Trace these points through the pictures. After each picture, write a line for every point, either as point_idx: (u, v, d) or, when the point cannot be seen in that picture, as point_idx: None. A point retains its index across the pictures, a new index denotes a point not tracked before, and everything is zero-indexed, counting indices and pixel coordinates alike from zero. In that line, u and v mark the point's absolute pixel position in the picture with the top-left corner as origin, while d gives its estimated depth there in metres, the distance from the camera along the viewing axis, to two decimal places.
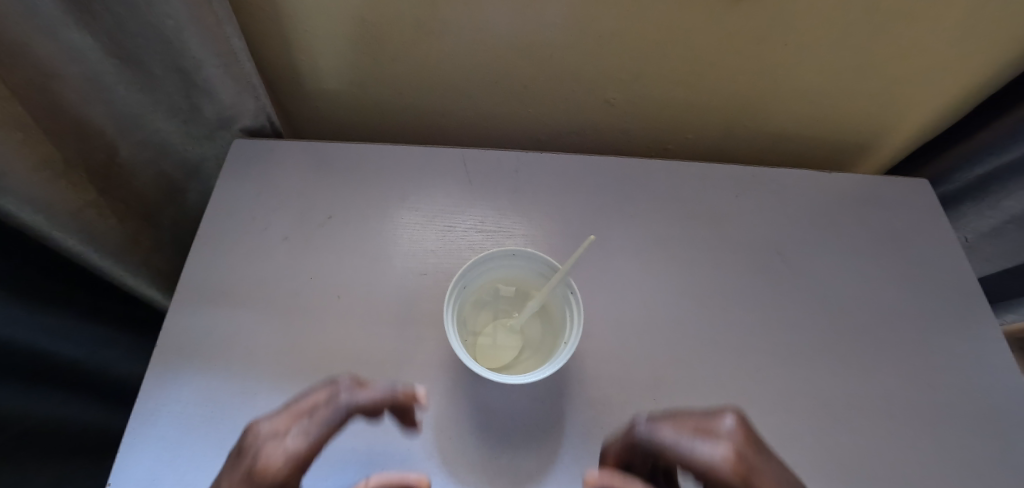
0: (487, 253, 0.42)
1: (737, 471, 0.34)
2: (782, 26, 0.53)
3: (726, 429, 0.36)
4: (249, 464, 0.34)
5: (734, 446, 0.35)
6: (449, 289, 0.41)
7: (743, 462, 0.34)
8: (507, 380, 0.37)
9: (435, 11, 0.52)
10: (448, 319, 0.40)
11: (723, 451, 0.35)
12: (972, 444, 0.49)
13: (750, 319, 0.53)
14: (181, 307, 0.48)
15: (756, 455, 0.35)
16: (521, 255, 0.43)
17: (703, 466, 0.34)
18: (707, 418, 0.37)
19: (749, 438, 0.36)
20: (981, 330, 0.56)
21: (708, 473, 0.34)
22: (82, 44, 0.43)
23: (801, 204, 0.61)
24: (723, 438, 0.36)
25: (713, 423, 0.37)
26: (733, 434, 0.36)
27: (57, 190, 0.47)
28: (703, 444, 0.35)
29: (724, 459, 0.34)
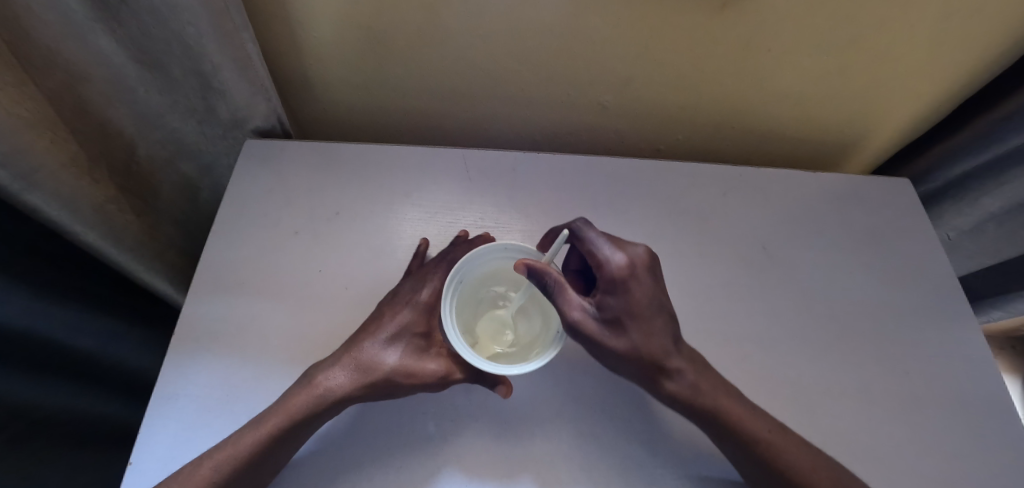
0: (480, 249, 0.43)
1: (625, 267, 0.50)
2: (766, 33, 0.56)
3: (634, 252, 0.52)
4: (405, 299, 0.49)
5: (632, 262, 0.51)
6: (445, 287, 0.42)
7: (636, 265, 0.51)
8: (507, 371, 0.38)
9: (437, 18, 0.55)
10: (446, 315, 0.41)
11: (622, 261, 0.50)
12: (947, 429, 0.52)
13: (736, 311, 0.56)
14: (197, 297, 0.50)
15: (642, 276, 0.51)
16: (512, 248, 0.44)
17: (607, 260, 0.49)
18: (623, 243, 0.52)
19: (643, 265, 0.52)
20: (957, 322, 0.58)
21: (610, 264, 0.49)
22: (109, 49, 0.47)
23: (786, 202, 0.64)
24: (628, 255, 0.51)
25: (625, 247, 0.52)
26: (634, 257, 0.51)
27: (81, 186, 0.51)
28: (614, 252, 0.50)
29: (619, 263, 0.50)
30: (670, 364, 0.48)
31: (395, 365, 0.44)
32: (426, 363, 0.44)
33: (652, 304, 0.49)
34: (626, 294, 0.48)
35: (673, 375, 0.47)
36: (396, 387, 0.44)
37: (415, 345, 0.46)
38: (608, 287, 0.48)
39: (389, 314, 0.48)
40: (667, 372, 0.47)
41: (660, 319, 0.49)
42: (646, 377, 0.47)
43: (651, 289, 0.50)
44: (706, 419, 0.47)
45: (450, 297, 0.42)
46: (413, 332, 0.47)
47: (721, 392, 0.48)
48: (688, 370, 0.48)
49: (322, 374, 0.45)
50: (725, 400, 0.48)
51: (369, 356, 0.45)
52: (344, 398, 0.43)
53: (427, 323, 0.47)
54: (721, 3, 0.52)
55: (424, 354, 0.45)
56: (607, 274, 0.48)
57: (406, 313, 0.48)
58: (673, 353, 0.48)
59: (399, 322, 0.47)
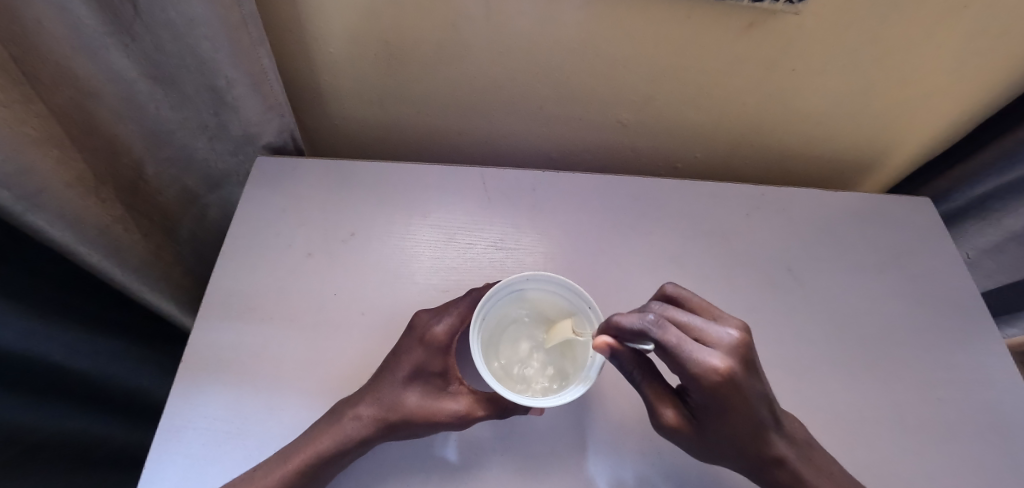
0: (499, 282, 0.41)
1: (724, 374, 0.32)
2: (790, 53, 0.55)
3: (729, 343, 0.33)
4: (420, 334, 0.44)
5: (732, 360, 0.32)
6: (472, 324, 0.40)
7: (739, 361, 0.33)
8: (548, 403, 0.36)
9: (456, 35, 0.53)
10: (475, 353, 0.39)
11: (719, 366, 0.32)
12: (984, 458, 0.50)
13: (764, 335, 0.54)
14: (206, 322, 0.48)
15: (747, 376, 0.33)
16: (534, 278, 0.42)
17: (697, 366, 0.32)
18: (710, 329, 0.34)
19: (745, 356, 0.33)
20: (988, 345, 0.57)
21: (702, 373, 0.32)
22: (120, 66, 0.45)
23: (809, 222, 0.63)
24: (721, 349, 0.33)
25: (714, 336, 0.33)
26: (733, 348, 0.33)
27: (87, 205, 0.49)
28: (704, 351, 0.32)
29: (714, 370, 0.32)
30: (773, 456, 0.39)
31: (414, 407, 0.41)
32: (446, 404, 0.41)
33: (763, 398, 0.35)
34: (736, 398, 0.33)
35: (776, 464, 0.39)
36: (416, 428, 0.41)
37: (435, 387, 0.42)
38: (707, 394, 0.33)
39: (402, 351, 0.43)
40: (772, 463, 0.39)
41: (770, 408, 0.36)
42: (751, 468, 0.39)
43: (760, 382, 0.34)
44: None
45: (477, 333, 0.40)
46: (431, 371, 0.43)
47: (827, 477, 0.40)
48: (794, 452, 0.39)
49: (339, 414, 0.42)
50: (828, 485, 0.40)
51: (387, 396, 0.41)
52: (363, 441, 0.40)
53: (444, 360, 0.43)
54: (746, 24, 0.52)
55: (444, 394, 0.42)
56: (698, 383, 0.33)
57: (421, 350, 0.43)
58: (778, 439, 0.38)
59: (415, 361, 0.43)
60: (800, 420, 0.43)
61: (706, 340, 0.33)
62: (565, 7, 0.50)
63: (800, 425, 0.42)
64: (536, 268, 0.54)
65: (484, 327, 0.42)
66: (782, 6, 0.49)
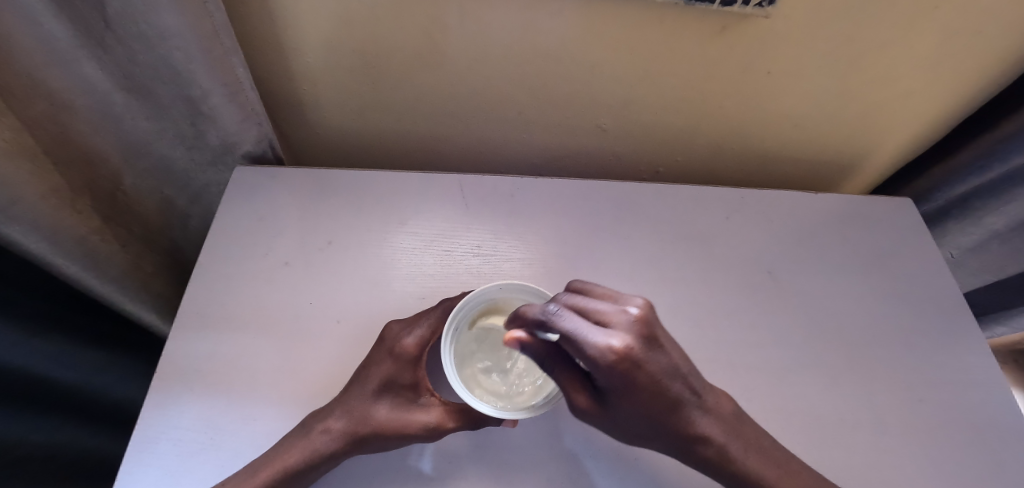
0: (473, 291, 0.41)
1: (621, 352, 0.32)
2: (764, 56, 0.55)
3: (627, 321, 0.33)
4: (390, 346, 0.43)
5: (630, 338, 0.33)
6: (444, 333, 0.39)
7: (639, 338, 0.33)
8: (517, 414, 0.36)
9: (431, 43, 0.54)
10: (446, 363, 0.38)
11: (615, 344, 0.32)
12: (966, 459, 0.50)
13: (743, 337, 0.54)
14: (182, 332, 0.48)
15: (647, 353, 0.33)
16: (507, 287, 0.42)
17: (595, 348, 0.32)
18: (610, 310, 0.34)
19: (645, 333, 0.33)
20: (970, 345, 0.57)
21: (600, 354, 0.32)
22: (93, 78, 0.45)
23: (788, 224, 0.63)
24: (619, 328, 0.33)
25: (613, 316, 0.33)
26: (631, 324, 0.33)
27: (62, 216, 0.49)
28: (602, 333, 0.32)
29: (611, 350, 0.32)
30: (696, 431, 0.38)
31: (384, 420, 0.41)
32: (417, 415, 0.41)
33: (671, 370, 0.35)
34: (639, 372, 0.33)
35: (703, 441, 0.39)
36: (386, 442, 0.41)
37: (406, 398, 0.42)
38: (606, 373, 0.32)
39: (373, 362, 0.43)
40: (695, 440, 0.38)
41: (683, 383, 0.36)
42: (674, 448, 0.39)
43: (666, 357, 0.34)
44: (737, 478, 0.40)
45: (449, 343, 0.40)
46: (401, 383, 0.43)
47: (756, 454, 0.41)
48: (724, 433, 0.40)
49: (309, 427, 0.41)
50: (758, 459, 0.41)
51: (356, 410, 0.41)
52: (332, 455, 0.40)
53: (415, 373, 0.43)
54: (718, 27, 0.52)
55: (414, 405, 0.42)
56: (596, 363, 0.32)
57: (391, 362, 0.43)
58: (701, 416, 0.38)
59: (384, 374, 0.42)
60: (730, 396, 0.42)
61: (606, 322, 0.33)
62: (538, 13, 0.51)
63: (728, 402, 0.41)
64: (513, 274, 0.54)
65: (457, 336, 0.42)
66: (753, 10, 0.49)
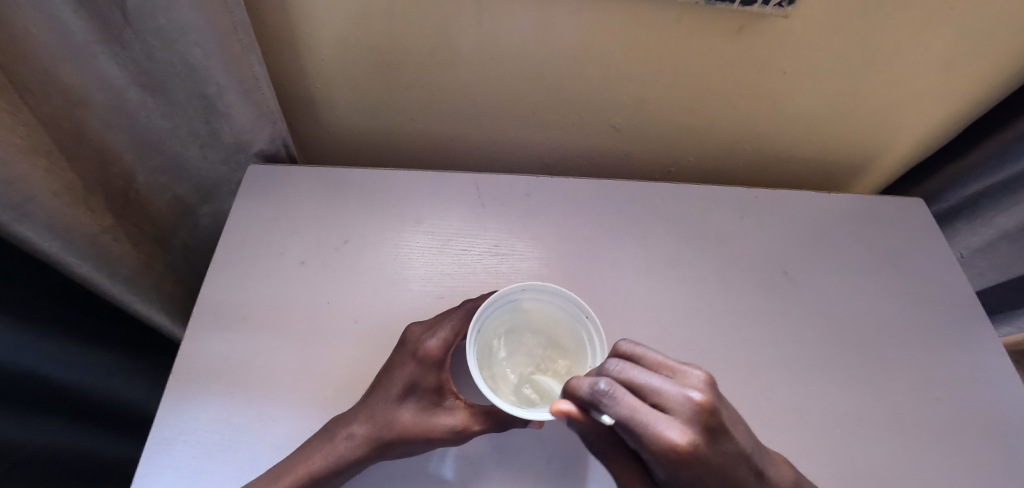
0: (497, 291, 0.41)
1: (683, 449, 0.30)
2: (780, 57, 0.55)
3: (688, 410, 0.31)
4: (412, 349, 0.43)
5: (693, 431, 0.31)
6: (469, 333, 0.39)
7: (701, 429, 0.31)
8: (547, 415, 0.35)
9: (448, 42, 0.54)
10: (472, 363, 0.38)
11: (677, 440, 0.30)
12: (984, 458, 0.50)
13: (761, 337, 0.54)
14: (198, 332, 0.47)
15: (709, 443, 0.31)
16: (530, 287, 0.42)
17: (656, 441, 0.30)
18: (670, 394, 0.32)
19: (707, 422, 0.31)
20: (985, 344, 0.57)
21: (660, 447, 0.30)
22: (110, 74, 0.45)
23: (802, 225, 0.63)
24: (680, 419, 0.31)
25: (673, 401, 0.32)
26: (693, 413, 0.31)
27: (75, 214, 0.48)
28: (663, 423, 0.31)
29: (673, 445, 0.30)
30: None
31: (409, 424, 0.40)
32: (441, 419, 0.40)
33: (736, 457, 0.33)
34: (702, 467, 0.31)
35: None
36: (411, 446, 0.40)
37: (429, 402, 0.41)
38: (668, 468, 0.31)
39: (395, 366, 0.43)
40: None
41: (747, 467, 0.34)
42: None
43: (729, 443, 0.32)
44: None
45: (474, 343, 0.40)
46: (424, 386, 0.42)
47: None
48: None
49: (332, 432, 0.41)
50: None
51: (380, 415, 0.41)
52: (357, 461, 0.40)
53: (439, 376, 0.42)
54: (736, 27, 0.52)
55: (438, 408, 0.41)
56: (655, 455, 0.31)
57: (414, 365, 0.42)
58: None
59: (407, 377, 0.42)
60: (790, 462, 0.39)
61: (665, 406, 0.32)
62: (557, 12, 0.50)
63: (788, 469, 0.38)
64: (531, 273, 0.54)
65: (480, 337, 0.41)
66: (772, 10, 0.49)
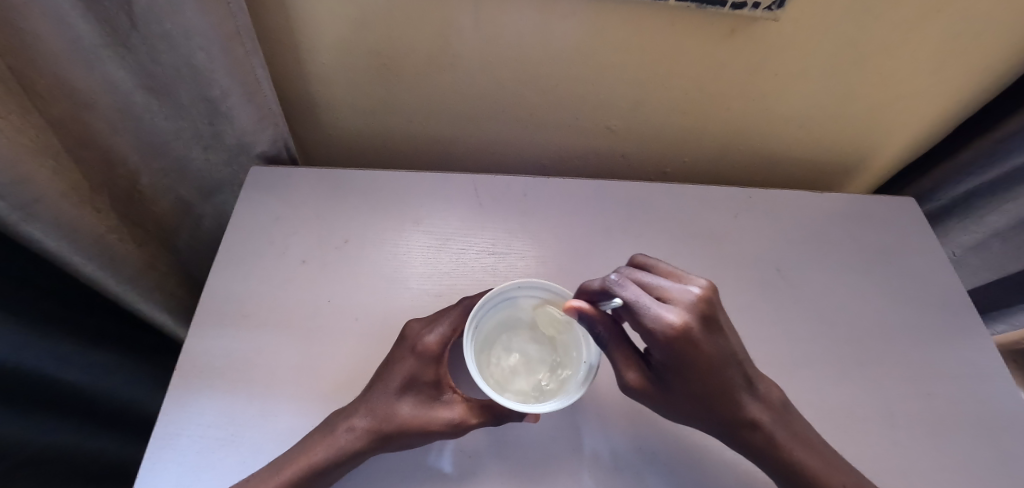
0: (493, 288, 0.42)
1: (678, 326, 0.35)
2: (772, 59, 0.56)
3: (687, 299, 0.36)
4: (412, 344, 0.44)
5: (688, 315, 0.36)
6: (466, 326, 0.40)
7: (697, 315, 0.36)
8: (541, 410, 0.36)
9: (446, 45, 0.55)
10: (468, 356, 0.39)
11: (673, 318, 0.35)
12: (975, 453, 0.51)
13: (754, 334, 0.55)
14: (201, 330, 0.48)
15: (705, 330, 0.36)
16: (526, 286, 0.43)
17: (654, 319, 0.35)
18: (672, 288, 0.37)
19: (704, 312, 0.36)
20: (976, 341, 0.58)
21: (658, 324, 0.35)
22: (116, 77, 0.46)
23: (795, 224, 0.64)
24: (679, 306, 0.36)
25: (674, 293, 0.37)
26: (690, 303, 0.36)
27: (81, 215, 0.49)
28: (660, 307, 0.36)
29: (669, 323, 0.35)
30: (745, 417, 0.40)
31: (408, 417, 0.41)
32: (439, 412, 0.41)
33: (728, 354, 0.38)
34: (694, 348, 0.36)
35: (751, 427, 0.40)
36: (409, 439, 0.41)
37: (428, 396, 0.42)
38: (663, 346, 0.36)
39: (395, 361, 0.44)
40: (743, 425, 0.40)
41: (737, 367, 0.39)
42: (720, 431, 0.40)
43: (722, 337, 0.37)
44: (784, 468, 0.40)
45: (470, 337, 0.41)
46: (423, 381, 0.43)
47: (801, 443, 0.41)
48: (770, 419, 0.41)
49: (333, 425, 0.42)
50: (804, 449, 0.41)
51: (380, 408, 0.41)
52: (357, 452, 0.41)
53: (437, 370, 0.43)
54: (728, 31, 0.53)
55: (437, 402, 0.42)
56: (655, 335, 0.36)
57: (414, 360, 0.43)
58: (751, 402, 0.40)
59: (407, 371, 0.43)
60: (779, 387, 0.43)
61: (667, 297, 0.37)
62: (552, 15, 0.52)
63: (777, 392, 0.42)
64: (527, 271, 0.54)
65: (477, 332, 0.42)
66: (763, 13, 0.51)
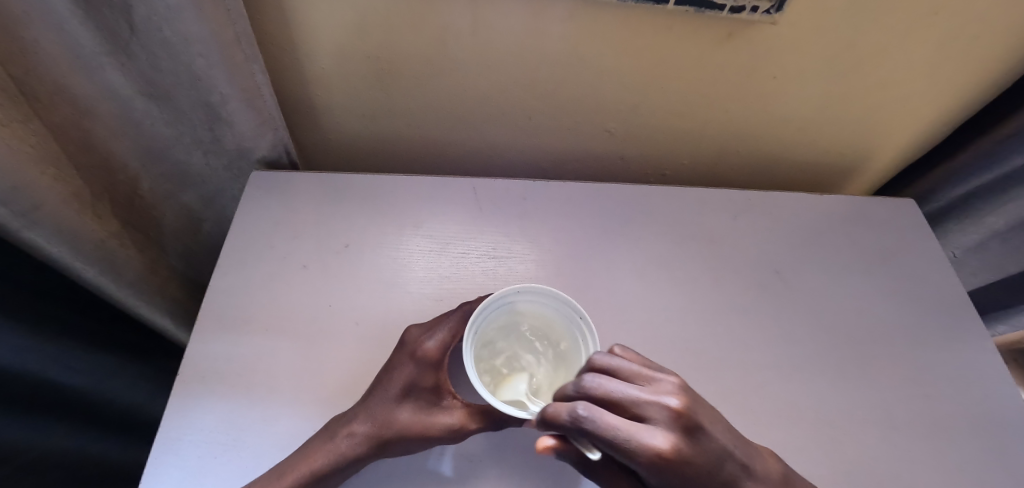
0: (492, 294, 0.41)
1: (667, 454, 0.32)
2: (770, 62, 0.57)
3: (666, 417, 0.33)
4: (411, 350, 0.44)
5: (675, 437, 0.32)
6: (465, 333, 0.40)
7: (681, 432, 0.33)
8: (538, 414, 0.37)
9: (445, 50, 0.55)
10: (467, 362, 0.39)
11: (660, 445, 0.32)
12: (975, 454, 0.51)
13: (753, 336, 0.55)
14: (201, 335, 0.48)
15: (692, 444, 0.33)
16: (525, 290, 0.42)
17: (642, 452, 0.32)
18: (646, 404, 0.33)
19: (686, 425, 0.33)
20: (975, 342, 0.58)
21: (647, 457, 0.32)
22: (116, 83, 0.46)
23: (794, 226, 0.64)
24: (661, 426, 0.33)
25: (652, 410, 0.33)
26: (670, 420, 0.33)
27: (83, 221, 0.49)
28: (644, 434, 0.32)
29: (658, 451, 0.32)
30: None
31: (407, 423, 0.41)
32: (439, 417, 0.42)
33: (719, 455, 0.35)
34: (687, 470, 0.33)
35: None
36: (409, 444, 0.41)
37: (427, 401, 0.43)
38: (654, 474, 0.33)
39: (394, 366, 0.44)
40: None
41: (732, 461, 0.36)
42: None
43: (711, 442, 0.34)
44: None
45: (470, 343, 0.40)
46: (422, 386, 0.43)
47: None
48: None
49: (332, 431, 0.42)
50: None
51: (379, 414, 0.42)
52: (357, 458, 0.41)
53: (436, 375, 0.43)
54: (725, 34, 0.53)
55: (436, 408, 0.42)
56: (643, 465, 0.32)
57: (413, 366, 0.43)
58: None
59: (406, 378, 0.43)
60: (777, 454, 0.41)
61: (646, 416, 0.33)
62: (550, 19, 0.52)
63: (776, 462, 0.40)
64: (527, 275, 0.55)
65: (476, 337, 0.42)
66: (760, 17, 0.51)
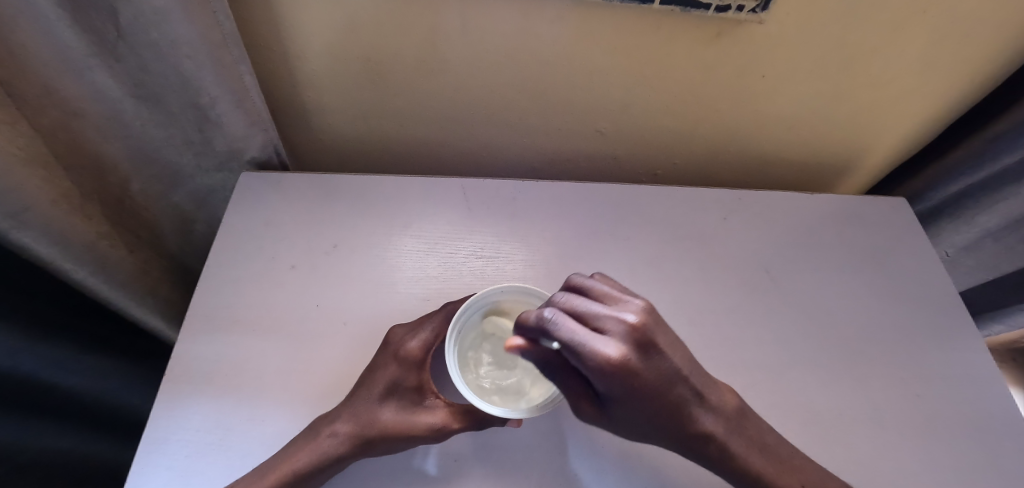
0: (476, 293, 0.42)
1: (617, 362, 0.32)
2: (759, 61, 0.56)
3: (622, 330, 0.33)
4: (395, 350, 0.44)
5: (626, 348, 0.32)
6: (449, 330, 0.41)
7: (635, 346, 0.33)
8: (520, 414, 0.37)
9: (433, 50, 0.55)
10: (450, 360, 0.40)
11: (612, 354, 0.31)
12: (965, 453, 0.51)
13: (743, 336, 0.55)
14: (190, 335, 0.49)
15: (645, 359, 0.33)
16: (510, 290, 0.43)
17: (592, 357, 0.31)
18: (606, 317, 0.33)
19: (640, 341, 0.33)
20: (967, 341, 0.58)
21: (596, 362, 0.31)
22: (105, 85, 0.46)
23: (785, 225, 0.64)
24: (615, 338, 0.32)
25: (609, 323, 0.33)
26: (626, 334, 0.32)
27: (72, 222, 0.50)
28: (597, 341, 0.32)
29: (608, 359, 0.31)
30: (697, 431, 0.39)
31: (390, 423, 0.41)
32: (422, 417, 0.42)
33: (672, 378, 0.35)
34: (636, 381, 0.33)
35: (705, 439, 0.40)
36: (393, 444, 0.41)
37: (411, 401, 0.43)
38: (603, 381, 0.32)
39: (378, 366, 0.44)
40: (696, 438, 0.39)
41: (686, 385, 0.37)
42: (676, 444, 0.40)
43: (665, 363, 0.34)
44: (737, 471, 0.41)
45: (454, 340, 0.41)
46: (405, 386, 0.43)
47: (758, 449, 0.42)
48: (723, 428, 0.40)
49: (316, 431, 0.42)
50: (761, 454, 0.42)
51: (363, 413, 0.42)
52: (340, 458, 0.41)
53: (419, 375, 0.44)
54: (713, 33, 0.53)
55: (419, 407, 0.42)
56: (592, 370, 0.32)
57: (397, 365, 0.44)
58: (705, 416, 0.39)
59: (390, 377, 0.43)
60: (736, 391, 0.43)
61: (603, 328, 0.33)
62: (537, 19, 0.52)
63: (732, 397, 0.42)
64: (515, 275, 0.55)
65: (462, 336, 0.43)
66: (747, 16, 0.51)
